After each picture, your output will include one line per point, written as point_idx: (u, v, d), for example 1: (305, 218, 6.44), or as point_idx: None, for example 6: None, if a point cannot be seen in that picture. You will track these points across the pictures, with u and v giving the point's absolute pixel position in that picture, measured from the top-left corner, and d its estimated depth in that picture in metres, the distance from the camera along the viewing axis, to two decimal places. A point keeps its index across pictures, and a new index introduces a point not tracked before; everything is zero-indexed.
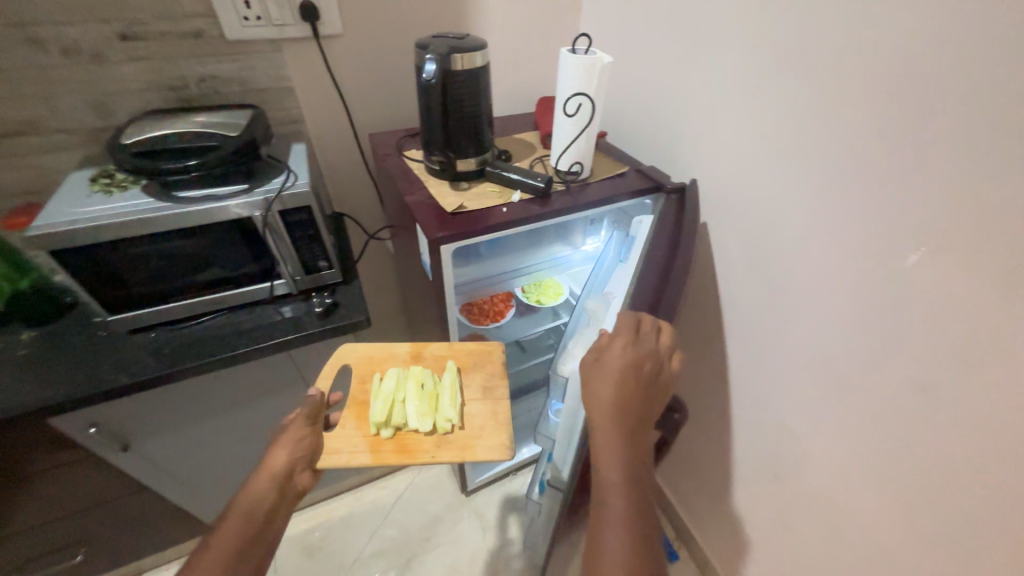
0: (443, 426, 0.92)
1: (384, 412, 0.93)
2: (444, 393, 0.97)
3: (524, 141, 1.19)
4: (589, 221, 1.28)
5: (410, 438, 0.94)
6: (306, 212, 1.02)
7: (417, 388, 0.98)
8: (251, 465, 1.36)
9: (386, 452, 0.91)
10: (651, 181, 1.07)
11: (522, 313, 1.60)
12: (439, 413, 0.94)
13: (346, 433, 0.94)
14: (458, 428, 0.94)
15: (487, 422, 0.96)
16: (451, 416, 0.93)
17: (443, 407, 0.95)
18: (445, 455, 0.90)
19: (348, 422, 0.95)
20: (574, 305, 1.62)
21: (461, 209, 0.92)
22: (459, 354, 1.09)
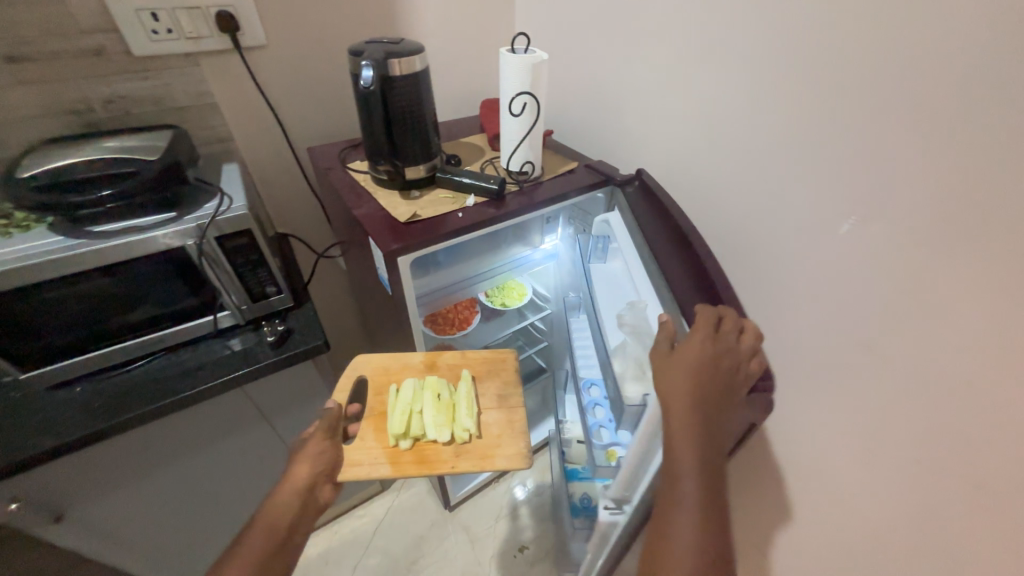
0: (461, 435, 1.06)
1: (402, 424, 1.06)
2: (460, 404, 1.10)
3: (472, 144, 1.18)
4: (545, 221, 1.28)
5: (428, 447, 1.07)
6: (247, 236, 0.95)
7: (433, 399, 1.11)
8: (213, 516, 1.25)
9: (407, 461, 1.04)
10: (601, 174, 1.09)
11: (489, 318, 1.58)
12: (457, 424, 1.07)
13: (366, 444, 1.07)
14: (476, 437, 1.08)
15: (504, 429, 1.10)
16: (469, 426, 1.07)
17: (460, 419, 1.08)
18: (465, 463, 1.03)
19: (368, 434, 1.09)
20: (538, 304, 1.62)
21: (415, 218, 0.89)
22: (471, 363, 1.24)
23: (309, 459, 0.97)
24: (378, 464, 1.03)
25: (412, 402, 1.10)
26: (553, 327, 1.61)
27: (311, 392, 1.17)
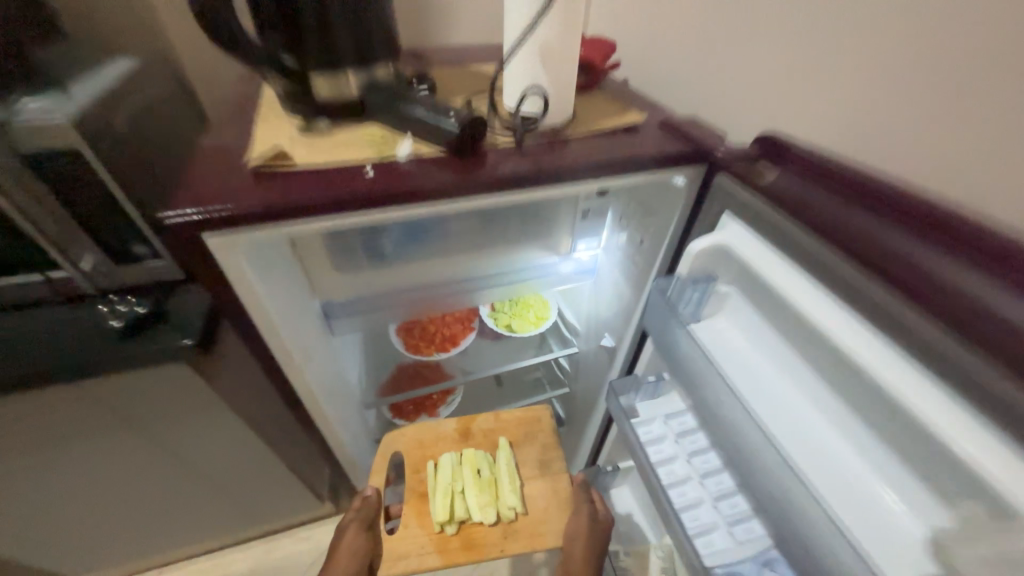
0: (508, 515, 0.76)
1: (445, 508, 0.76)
2: (504, 476, 0.80)
3: (473, 73, 0.72)
4: (581, 216, 0.78)
5: (475, 533, 0.76)
6: (76, 163, 0.57)
7: (474, 475, 0.80)
8: (91, 517, 0.99)
9: (455, 552, 0.74)
10: (686, 139, 0.56)
11: (491, 340, 1.12)
12: (502, 500, 0.78)
13: (409, 533, 0.76)
14: (524, 514, 0.78)
15: (552, 493, 0.80)
16: (516, 501, 0.78)
17: (505, 494, 0.78)
18: (514, 548, 0.74)
19: (410, 520, 0.78)
20: (565, 335, 1.12)
21: (285, 162, 0.47)
22: (509, 426, 0.90)
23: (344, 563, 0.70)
24: (425, 557, 0.74)
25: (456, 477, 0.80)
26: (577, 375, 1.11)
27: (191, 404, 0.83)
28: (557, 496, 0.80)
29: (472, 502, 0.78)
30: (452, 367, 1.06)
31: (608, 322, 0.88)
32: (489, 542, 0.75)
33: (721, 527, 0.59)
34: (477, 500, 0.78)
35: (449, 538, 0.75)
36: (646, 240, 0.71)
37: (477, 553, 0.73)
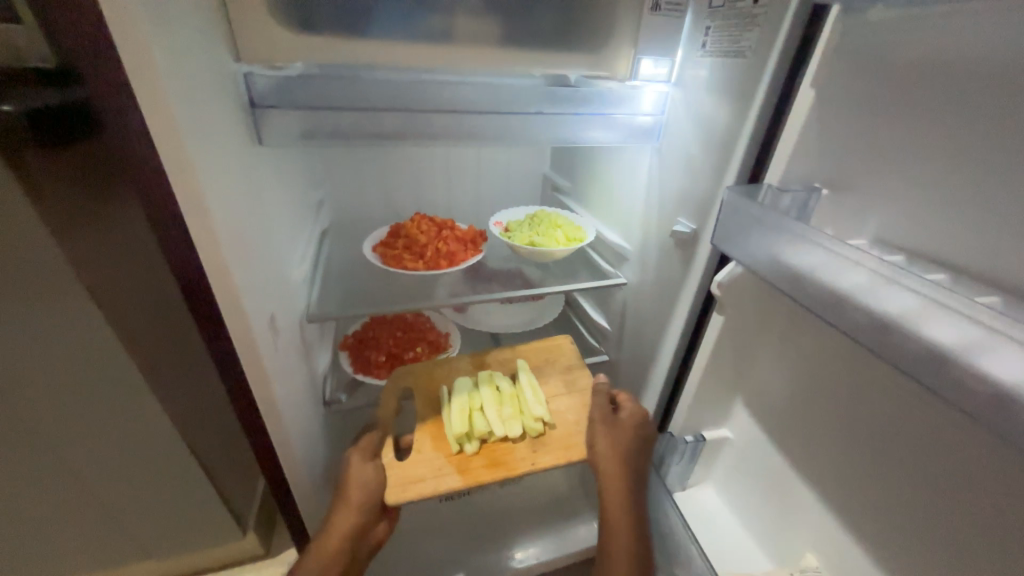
0: (535, 427, 0.57)
1: (462, 422, 0.56)
2: (528, 386, 0.61)
3: None
4: (653, 3, 0.52)
5: (502, 450, 0.56)
6: None
7: (494, 390, 0.61)
8: None
9: (478, 472, 0.53)
10: None
11: (501, 274, 0.82)
12: (528, 411, 0.58)
13: (423, 457, 0.55)
14: (552, 430, 0.58)
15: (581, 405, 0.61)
16: (542, 410, 0.58)
17: (530, 404, 0.59)
18: (550, 463, 0.55)
19: (423, 444, 0.57)
20: (604, 267, 0.81)
21: None
22: (527, 353, 0.69)
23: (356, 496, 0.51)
24: (443, 481, 0.52)
25: (474, 396, 0.60)
26: (624, 326, 0.78)
27: (9, 274, 0.49)
28: (589, 409, 0.60)
29: (493, 417, 0.57)
30: (444, 296, 0.74)
31: (681, 191, 0.59)
32: (517, 454, 0.55)
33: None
34: (499, 413, 0.59)
35: (471, 459, 0.55)
36: None
37: (507, 470, 0.53)
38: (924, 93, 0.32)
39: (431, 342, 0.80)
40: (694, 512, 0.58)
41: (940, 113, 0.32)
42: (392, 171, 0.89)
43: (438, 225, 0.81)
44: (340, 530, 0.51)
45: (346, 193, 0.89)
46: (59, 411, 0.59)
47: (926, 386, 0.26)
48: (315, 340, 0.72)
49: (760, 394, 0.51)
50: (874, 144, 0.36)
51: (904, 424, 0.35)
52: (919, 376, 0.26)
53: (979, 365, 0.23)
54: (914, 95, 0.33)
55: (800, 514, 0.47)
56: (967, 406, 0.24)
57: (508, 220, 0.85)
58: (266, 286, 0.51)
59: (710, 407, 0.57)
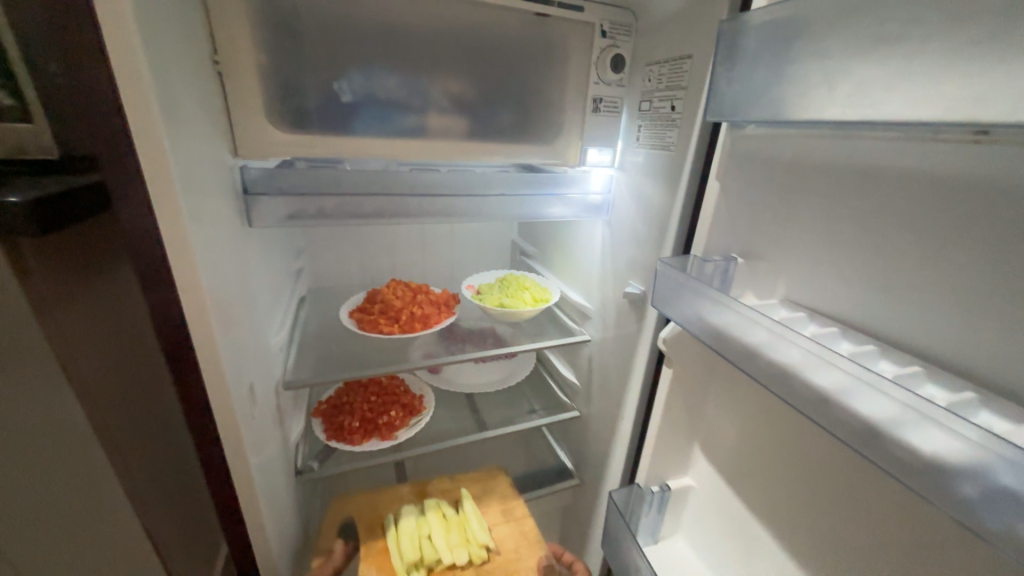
0: (478, 551, 0.70)
1: (413, 548, 0.69)
2: (472, 515, 0.76)
3: None
4: (592, 107, 0.63)
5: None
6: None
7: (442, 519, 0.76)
8: None
9: None
10: None
11: (473, 335, 0.86)
12: (473, 537, 0.72)
13: None
14: (493, 555, 0.71)
15: (517, 532, 0.75)
16: (486, 536, 0.72)
17: (475, 531, 0.73)
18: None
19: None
20: (571, 325, 0.87)
21: None
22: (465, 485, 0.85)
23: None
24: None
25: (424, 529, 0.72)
26: (592, 381, 0.82)
27: None
28: (524, 538, 0.74)
29: (441, 545, 0.70)
30: (418, 357, 0.77)
31: (631, 258, 0.66)
32: None
33: (840, 386, 0.29)
34: (446, 544, 0.71)
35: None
36: (680, 99, 0.53)
37: None
38: (799, 184, 0.41)
39: (405, 405, 0.81)
40: (664, 563, 0.59)
41: (811, 198, 0.40)
42: (372, 240, 0.95)
43: (413, 290, 0.86)
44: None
45: (327, 261, 0.94)
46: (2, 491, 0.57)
47: (815, 421, 0.32)
48: (290, 406, 0.73)
49: (713, 441, 0.55)
50: (770, 219, 0.44)
51: (827, 457, 0.40)
52: (808, 409, 0.32)
53: (848, 405, 0.29)
54: (789, 184, 0.42)
55: (758, 557, 0.49)
56: (844, 437, 0.30)
57: (479, 284, 0.91)
58: (247, 354, 0.53)
59: (673, 456, 0.60)
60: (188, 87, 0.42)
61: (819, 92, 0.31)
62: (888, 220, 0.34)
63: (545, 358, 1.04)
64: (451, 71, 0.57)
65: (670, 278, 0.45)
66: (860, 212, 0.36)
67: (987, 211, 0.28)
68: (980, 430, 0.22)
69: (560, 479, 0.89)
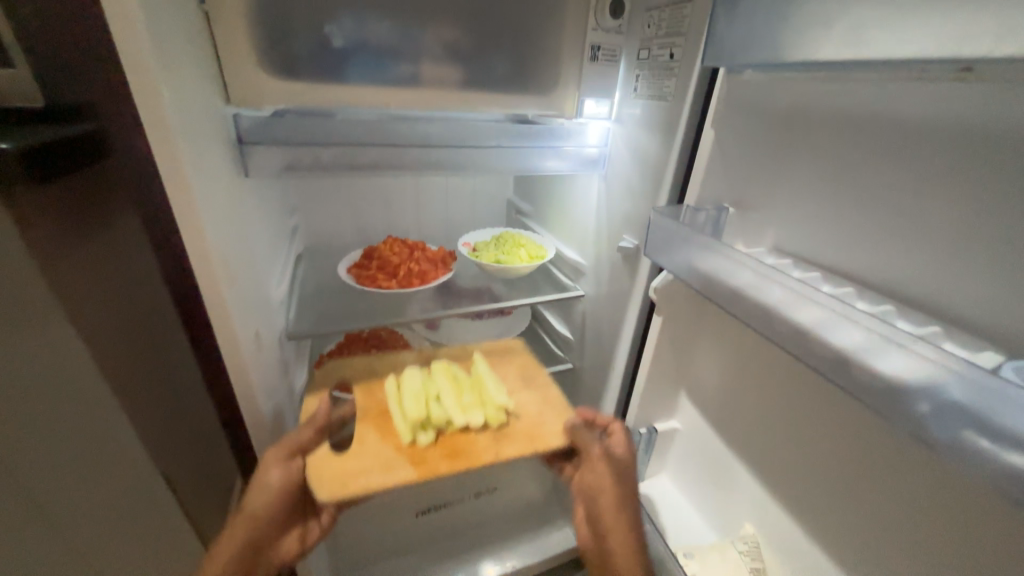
0: (495, 412, 0.60)
1: (417, 405, 0.58)
2: (488, 376, 0.66)
3: None
4: (590, 56, 0.62)
5: (462, 441, 0.58)
6: None
7: (452, 379, 0.65)
8: None
9: (435, 463, 0.54)
10: None
11: (470, 291, 0.88)
12: (489, 400, 0.62)
13: (367, 449, 0.55)
14: (515, 418, 0.62)
15: (541, 398, 0.66)
16: (504, 400, 0.62)
17: (491, 393, 0.63)
18: (512, 450, 0.57)
19: (367, 437, 0.57)
20: (566, 281, 0.89)
21: None
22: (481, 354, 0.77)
23: (255, 504, 0.53)
24: (392, 471, 0.52)
25: (430, 387, 0.63)
26: (585, 334, 0.85)
27: None
28: (548, 404, 0.65)
29: (451, 407, 0.60)
30: (417, 312, 0.79)
31: (626, 212, 0.67)
32: (477, 443, 0.57)
33: (816, 320, 0.31)
34: (457, 405, 0.61)
35: (426, 451, 0.55)
36: (680, 46, 0.52)
37: (470, 456, 0.55)
38: (793, 132, 0.41)
39: None
40: (651, 498, 0.64)
41: (804, 146, 0.41)
42: (365, 196, 0.94)
43: (410, 246, 0.87)
44: (226, 552, 0.52)
45: (321, 219, 0.93)
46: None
47: (792, 353, 0.34)
48: (293, 358, 0.75)
49: (699, 384, 0.58)
50: (763, 167, 0.45)
51: (804, 392, 0.43)
52: (788, 343, 0.34)
53: (821, 337, 0.31)
54: (782, 132, 0.42)
55: (738, 486, 0.53)
56: (817, 366, 0.32)
57: (475, 241, 0.92)
58: (251, 304, 0.54)
59: (661, 400, 0.64)
60: (179, 28, 0.41)
61: (814, 35, 0.31)
62: (875, 165, 0.35)
63: (540, 315, 1.06)
64: (445, 15, 0.56)
65: (662, 227, 0.47)
66: (848, 160, 0.37)
67: (966, 154, 0.30)
68: (938, 350, 0.25)
69: None
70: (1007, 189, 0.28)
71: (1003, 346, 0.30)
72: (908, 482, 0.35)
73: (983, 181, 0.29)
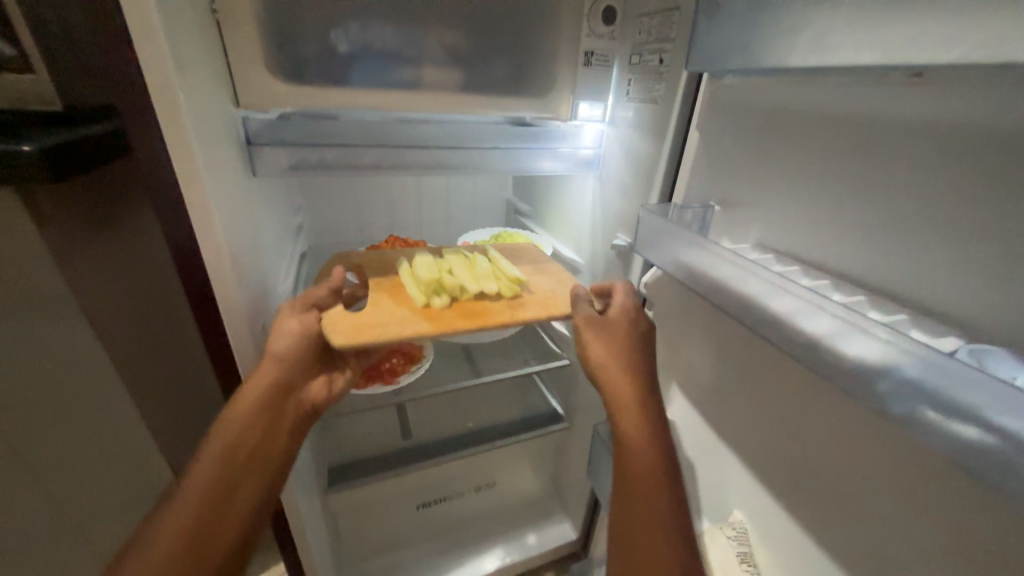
0: (509, 284, 0.62)
1: (429, 274, 0.62)
2: (501, 259, 0.68)
3: None
4: (584, 60, 0.64)
5: (476, 306, 0.60)
6: None
7: (464, 261, 0.68)
8: None
9: (448, 319, 0.56)
10: None
11: None
12: (503, 273, 0.64)
13: (381, 309, 0.58)
14: (529, 292, 0.64)
15: (554, 279, 0.67)
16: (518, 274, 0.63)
17: (506, 269, 0.65)
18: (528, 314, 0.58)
19: (381, 300, 0.60)
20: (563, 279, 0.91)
21: None
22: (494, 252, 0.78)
23: (277, 343, 0.53)
24: (407, 325, 0.55)
25: (441, 264, 0.66)
26: None
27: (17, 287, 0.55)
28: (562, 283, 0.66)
29: (465, 277, 0.62)
30: None
31: (620, 210, 0.69)
32: (491, 309, 0.59)
33: (789, 306, 0.34)
34: (469, 276, 0.63)
35: (441, 311, 0.58)
36: (668, 51, 0.55)
37: (485, 316, 0.57)
38: (773, 134, 0.44)
39: (406, 353, 0.86)
40: None
41: (783, 147, 0.43)
42: (368, 196, 0.97)
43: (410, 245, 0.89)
44: (261, 383, 0.52)
45: (325, 218, 0.96)
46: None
47: (768, 341, 0.36)
48: None
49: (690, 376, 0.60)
50: (746, 166, 0.47)
51: None
52: (764, 332, 0.36)
53: (794, 324, 0.33)
54: (762, 134, 0.45)
55: (728, 475, 0.54)
56: (793, 352, 0.34)
57: (474, 240, 0.94)
58: (259, 297, 0.57)
59: (654, 392, 0.66)
60: (195, 36, 0.43)
61: (782, 44, 0.34)
62: (846, 165, 0.38)
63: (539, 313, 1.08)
64: (444, 21, 0.58)
65: (650, 226, 0.49)
66: (823, 160, 0.40)
67: (925, 153, 0.32)
68: (893, 329, 0.27)
69: (551, 422, 0.95)
70: (961, 186, 0.31)
71: (962, 328, 0.32)
72: (878, 466, 0.35)
73: (941, 175, 0.32)
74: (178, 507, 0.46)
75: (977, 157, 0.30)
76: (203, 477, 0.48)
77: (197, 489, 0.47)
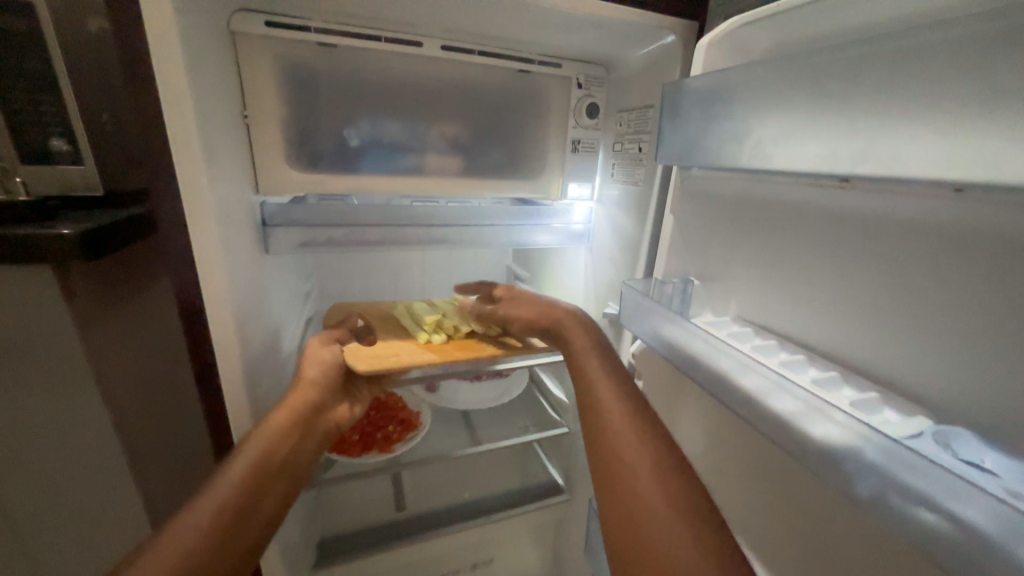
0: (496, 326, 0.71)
1: (429, 316, 0.71)
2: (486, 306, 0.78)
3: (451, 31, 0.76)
4: (572, 148, 0.71)
5: (470, 343, 0.68)
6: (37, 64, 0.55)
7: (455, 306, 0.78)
8: None
9: (450, 350, 0.65)
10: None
11: None
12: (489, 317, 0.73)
13: (394, 345, 0.66)
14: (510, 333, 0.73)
15: None
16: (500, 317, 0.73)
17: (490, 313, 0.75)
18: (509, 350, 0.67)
19: (390, 339, 0.68)
20: None
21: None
22: None
23: (313, 369, 0.59)
24: (419, 354, 0.63)
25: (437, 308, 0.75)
26: None
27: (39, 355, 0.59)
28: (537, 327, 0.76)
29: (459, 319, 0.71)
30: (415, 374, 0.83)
31: (610, 280, 0.72)
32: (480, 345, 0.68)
33: (759, 381, 0.35)
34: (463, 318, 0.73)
35: (442, 345, 0.66)
36: (645, 142, 0.61)
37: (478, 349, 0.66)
38: (740, 218, 0.47)
39: (402, 420, 0.86)
40: None
41: (750, 230, 0.46)
42: (375, 265, 1.02)
43: None
44: (296, 402, 0.55)
45: (334, 286, 1.01)
46: (26, 480, 0.64)
47: (740, 416, 0.37)
48: None
49: None
50: (719, 246, 0.50)
51: None
52: (736, 407, 0.37)
53: (764, 404, 0.35)
54: (731, 218, 0.48)
55: None
56: (765, 430, 0.35)
57: None
58: (260, 366, 0.59)
59: None
60: (224, 139, 0.50)
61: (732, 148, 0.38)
62: (806, 250, 0.40)
63: (538, 377, 1.08)
64: (444, 118, 0.66)
65: (630, 296, 0.52)
66: (785, 244, 0.43)
67: (873, 243, 0.35)
68: (849, 416, 0.29)
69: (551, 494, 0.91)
70: (908, 274, 0.33)
71: (932, 410, 0.32)
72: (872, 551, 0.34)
73: (890, 260, 0.34)
74: (220, 491, 0.44)
75: (918, 245, 0.32)
76: (239, 475, 0.46)
77: (238, 478, 0.46)
